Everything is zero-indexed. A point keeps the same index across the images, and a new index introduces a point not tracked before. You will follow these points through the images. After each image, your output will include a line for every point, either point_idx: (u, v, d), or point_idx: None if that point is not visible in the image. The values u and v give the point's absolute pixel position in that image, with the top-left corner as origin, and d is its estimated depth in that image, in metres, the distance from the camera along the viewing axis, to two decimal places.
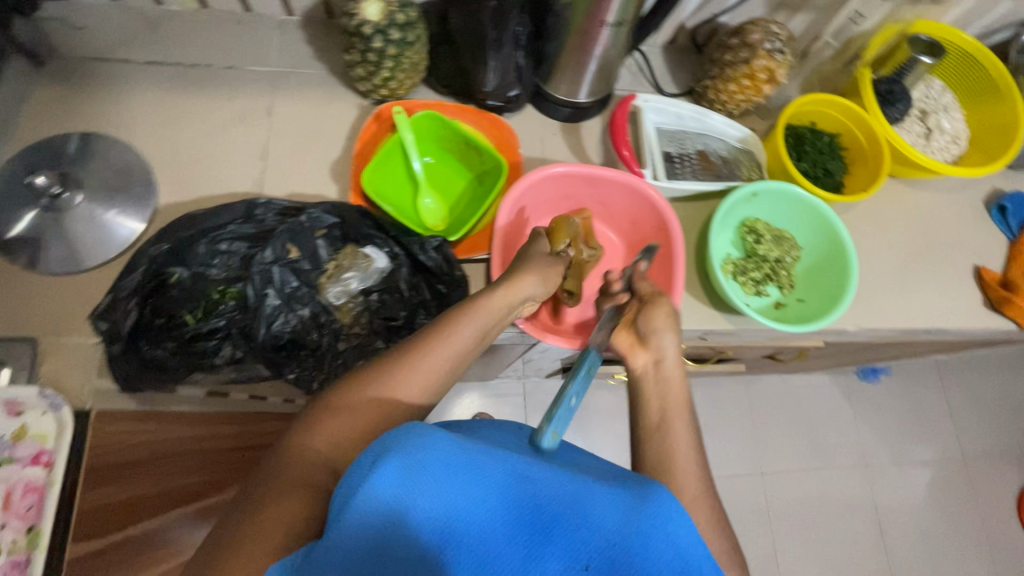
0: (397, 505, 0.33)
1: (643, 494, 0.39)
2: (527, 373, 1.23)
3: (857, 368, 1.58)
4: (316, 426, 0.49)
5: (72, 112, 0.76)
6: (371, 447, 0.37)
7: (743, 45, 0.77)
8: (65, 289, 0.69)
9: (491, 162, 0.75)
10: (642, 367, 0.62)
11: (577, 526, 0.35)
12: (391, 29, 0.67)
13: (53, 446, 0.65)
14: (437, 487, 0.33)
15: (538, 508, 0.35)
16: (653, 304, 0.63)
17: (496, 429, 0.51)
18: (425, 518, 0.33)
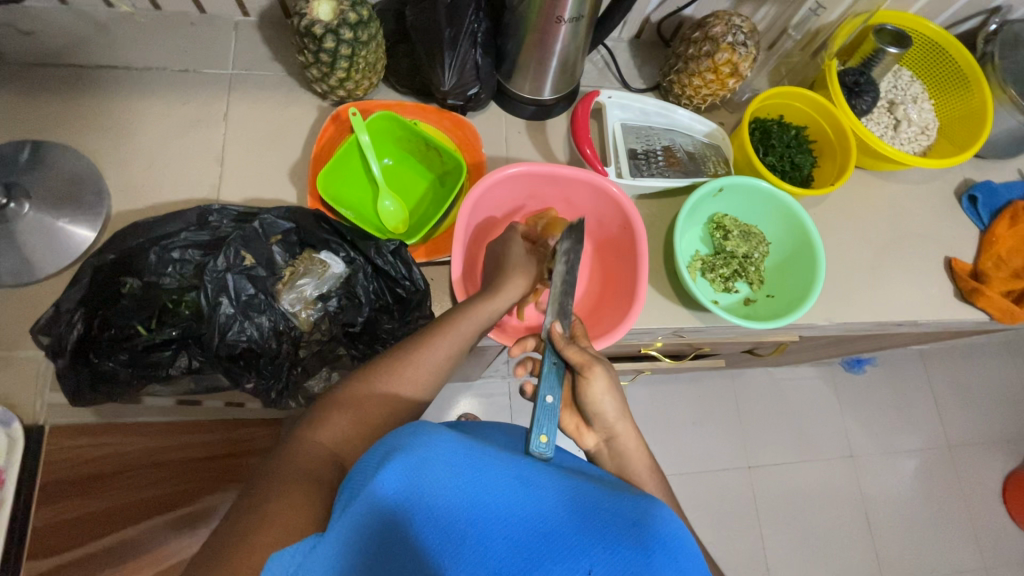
0: (404, 501, 0.34)
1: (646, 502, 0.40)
2: (507, 373, 1.22)
3: (840, 360, 1.58)
4: (319, 422, 0.48)
5: (19, 119, 0.74)
6: (378, 449, 0.39)
7: (705, 39, 0.75)
8: (14, 302, 0.67)
9: (452, 162, 0.74)
10: (596, 446, 0.60)
11: (581, 531, 0.34)
12: (344, 29, 0.65)
13: (3, 464, 0.62)
14: (444, 476, 0.35)
15: (541, 512, 0.35)
16: (586, 380, 0.55)
17: (498, 436, 0.54)
18: (431, 506, 0.34)
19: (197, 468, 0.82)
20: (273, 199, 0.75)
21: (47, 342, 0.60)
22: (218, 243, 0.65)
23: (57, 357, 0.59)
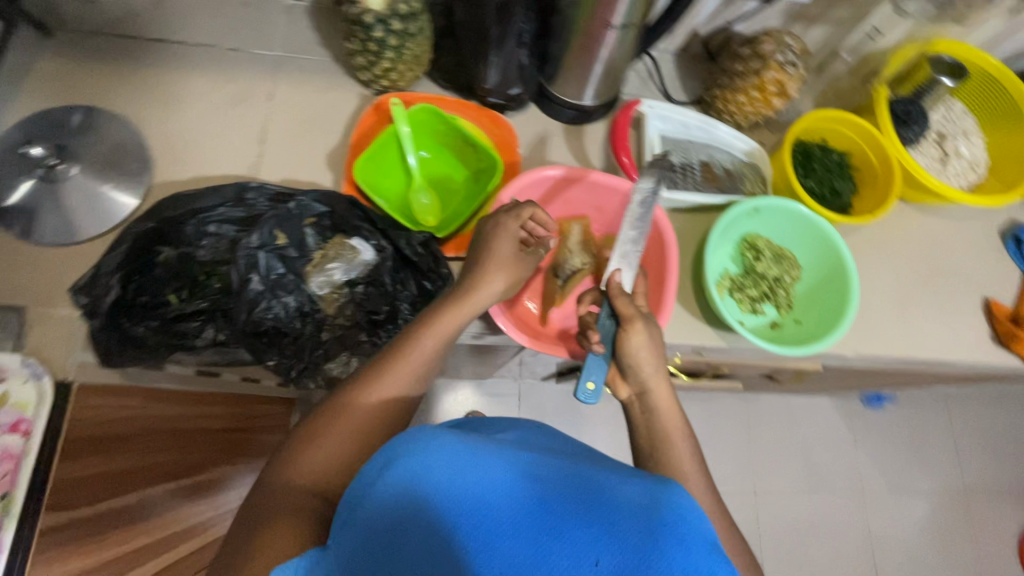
0: (406, 497, 0.35)
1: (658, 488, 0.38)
2: (520, 375, 1.22)
3: (859, 394, 1.55)
4: (314, 433, 0.50)
5: (74, 86, 0.76)
6: (385, 451, 0.40)
7: (754, 56, 0.74)
8: (55, 261, 0.70)
9: (487, 160, 0.74)
10: (629, 400, 0.60)
11: (583, 520, 0.33)
12: (393, 19, 0.66)
13: (32, 415, 0.64)
14: (438, 478, 0.35)
15: (542, 499, 0.34)
16: (627, 331, 0.58)
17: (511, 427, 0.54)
18: (429, 504, 0.34)
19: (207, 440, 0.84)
20: (309, 182, 0.76)
21: (83, 303, 0.61)
22: (254, 221, 0.67)
23: (93, 317, 0.61)
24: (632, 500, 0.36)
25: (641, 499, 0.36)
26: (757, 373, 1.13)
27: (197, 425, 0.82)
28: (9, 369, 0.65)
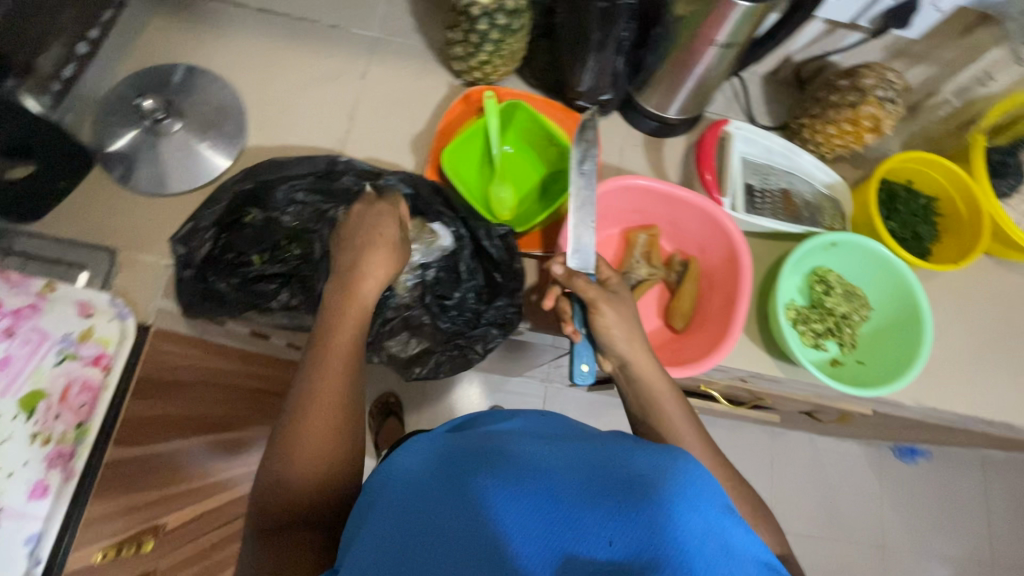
0: (405, 518, 0.38)
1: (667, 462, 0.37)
2: (553, 377, 1.22)
3: (894, 445, 1.51)
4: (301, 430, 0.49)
5: (181, 44, 0.79)
6: (388, 479, 0.44)
7: (852, 89, 0.73)
8: (149, 209, 0.74)
9: (570, 162, 0.75)
10: (613, 373, 0.60)
11: (585, 505, 0.34)
12: (499, 14, 0.67)
13: (113, 351, 0.68)
14: (431, 497, 0.38)
15: (540, 491, 0.35)
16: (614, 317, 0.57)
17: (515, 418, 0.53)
18: (428, 526, 0.36)
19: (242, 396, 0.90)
20: (391, 163, 0.78)
21: (178, 252, 0.64)
22: (342, 194, 0.69)
23: (185, 267, 0.64)
24: (635, 468, 0.37)
25: (645, 467, 0.37)
26: (798, 409, 1.11)
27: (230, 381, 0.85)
28: (97, 306, 0.69)
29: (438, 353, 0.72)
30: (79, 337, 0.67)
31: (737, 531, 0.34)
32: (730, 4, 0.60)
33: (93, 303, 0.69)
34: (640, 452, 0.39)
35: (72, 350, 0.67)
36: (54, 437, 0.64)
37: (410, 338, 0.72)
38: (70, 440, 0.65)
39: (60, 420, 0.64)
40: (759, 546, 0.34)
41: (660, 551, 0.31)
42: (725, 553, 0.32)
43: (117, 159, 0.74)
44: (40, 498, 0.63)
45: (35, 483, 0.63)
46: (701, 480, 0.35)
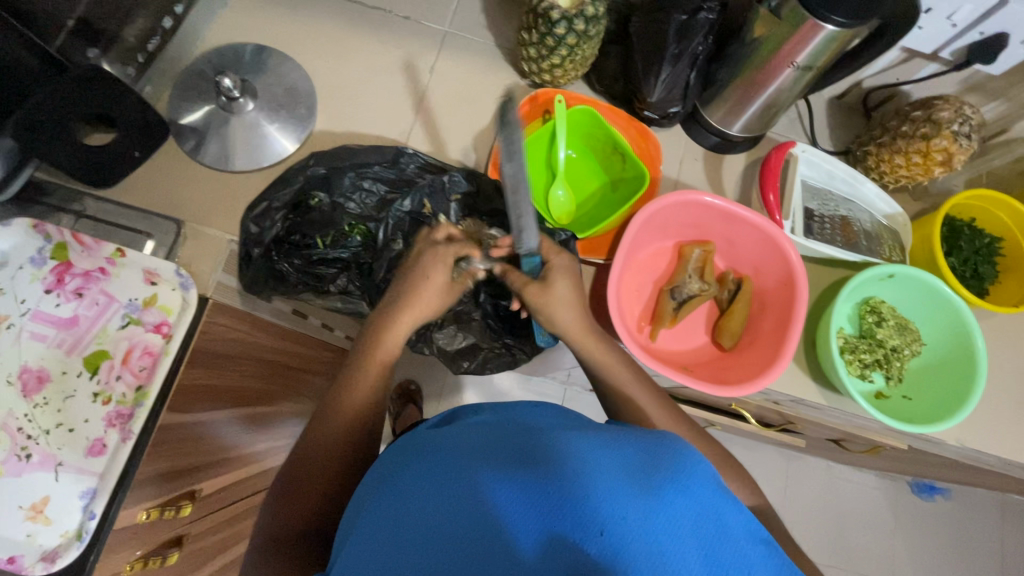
0: (408, 515, 0.41)
1: (659, 451, 0.39)
2: (574, 381, 1.21)
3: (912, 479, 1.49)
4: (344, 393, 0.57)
5: (259, 26, 0.81)
6: (388, 473, 0.47)
7: (925, 121, 0.72)
8: (217, 185, 0.77)
9: (633, 171, 0.76)
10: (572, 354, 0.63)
11: (574, 492, 0.36)
12: (578, 19, 0.67)
13: (174, 320, 0.70)
14: (430, 496, 0.41)
15: (528, 483, 0.37)
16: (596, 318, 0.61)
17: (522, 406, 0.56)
18: (431, 522, 0.39)
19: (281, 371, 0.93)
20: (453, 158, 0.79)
21: (250, 230, 0.66)
22: (407, 185, 0.70)
23: (255, 245, 0.66)
24: (624, 456, 0.38)
25: (635, 455, 0.39)
26: (825, 435, 1.11)
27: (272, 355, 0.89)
28: (162, 274, 0.70)
29: (485, 349, 0.75)
30: (143, 303, 0.69)
31: (729, 509, 0.37)
32: (816, 28, 0.59)
33: (158, 272, 0.70)
34: (631, 439, 0.41)
35: (136, 315, 0.69)
36: (115, 398, 0.66)
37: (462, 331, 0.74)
38: (129, 402, 0.67)
39: (121, 381, 0.66)
40: (749, 520, 0.37)
41: (647, 539, 0.34)
42: (713, 532, 0.35)
43: (190, 131, 0.77)
44: (97, 456, 0.65)
45: (95, 440, 0.65)
46: (693, 468, 0.38)
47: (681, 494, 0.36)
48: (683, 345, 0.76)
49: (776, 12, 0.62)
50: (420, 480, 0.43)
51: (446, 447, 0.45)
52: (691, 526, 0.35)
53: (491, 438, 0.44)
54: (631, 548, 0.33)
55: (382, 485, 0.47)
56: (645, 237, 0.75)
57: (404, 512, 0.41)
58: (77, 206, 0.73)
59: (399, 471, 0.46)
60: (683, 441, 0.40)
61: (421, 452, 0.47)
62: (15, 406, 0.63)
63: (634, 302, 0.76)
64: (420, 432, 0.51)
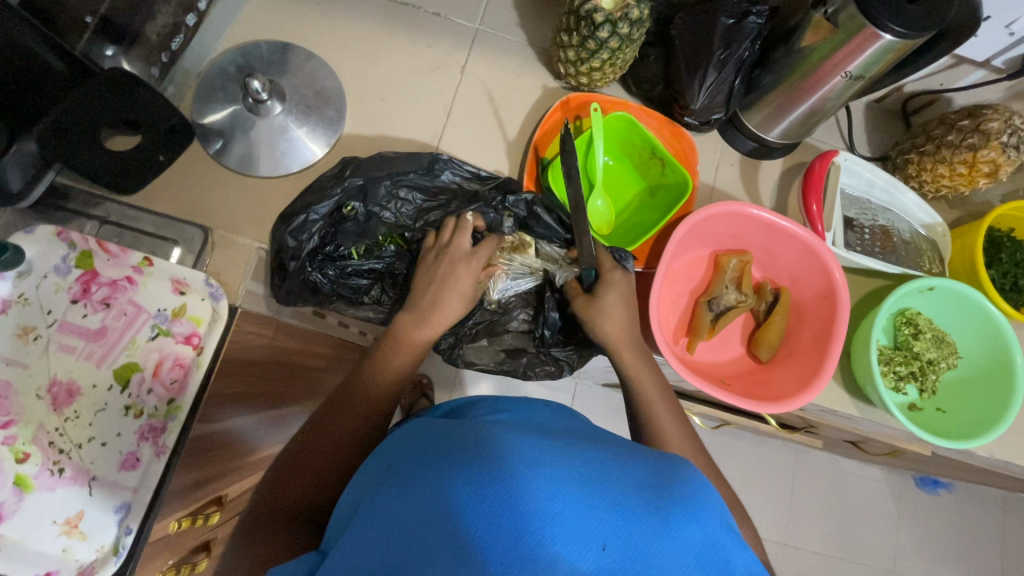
0: (387, 523, 0.39)
1: (666, 472, 0.40)
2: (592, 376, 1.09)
3: (914, 474, 1.45)
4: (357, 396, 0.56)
5: (288, 24, 0.81)
6: (369, 482, 0.45)
7: (973, 131, 0.70)
8: (246, 189, 0.75)
9: (674, 178, 0.75)
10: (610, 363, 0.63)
11: (576, 504, 0.36)
12: (623, 23, 0.65)
13: (204, 332, 0.69)
14: (409, 504, 0.39)
15: (514, 494, 0.36)
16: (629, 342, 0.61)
17: (517, 408, 0.55)
18: (409, 533, 0.37)
19: (311, 374, 0.83)
20: (487, 165, 0.79)
21: (288, 244, 0.65)
22: (447, 194, 0.70)
23: (292, 258, 0.65)
24: (633, 474, 0.39)
25: (642, 475, 0.39)
26: (843, 438, 1.12)
27: (302, 360, 0.80)
28: (190, 284, 0.69)
29: (524, 356, 0.74)
30: (173, 314, 0.68)
31: (734, 542, 0.38)
32: (873, 37, 0.56)
33: (187, 281, 0.69)
34: (638, 457, 0.42)
35: (166, 326, 0.68)
36: (147, 411, 0.65)
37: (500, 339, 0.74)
38: (160, 415, 0.66)
39: (153, 394, 0.66)
40: (752, 561, 0.39)
41: (650, 558, 0.34)
42: (713, 561, 0.36)
43: (215, 133, 0.75)
44: (131, 470, 0.64)
45: (127, 455, 0.64)
46: (703, 495, 0.39)
47: (689, 519, 0.37)
48: (718, 356, 0.75)
49: (833, 20, 0.59)
50: (417, 470, 0.42)
51: (444, 441, 0.45)
52: (693, 551, 0.36)
53: (492, 432, 0.43)
54: (631, 564, 0.34)
55: (377, 475, 0.46)
56: (685, 247, 0.74)
57: (398, 500, 0.41)
58: (100, 211, 0.71)
59: (395, 463, 0.46)
60: (688, 465, 0.41)
61: (403, 457, 0.45)
62: (46, 420, 0.60)
63: (671, 313, 0.75)
64: (417, 426, 0.50)
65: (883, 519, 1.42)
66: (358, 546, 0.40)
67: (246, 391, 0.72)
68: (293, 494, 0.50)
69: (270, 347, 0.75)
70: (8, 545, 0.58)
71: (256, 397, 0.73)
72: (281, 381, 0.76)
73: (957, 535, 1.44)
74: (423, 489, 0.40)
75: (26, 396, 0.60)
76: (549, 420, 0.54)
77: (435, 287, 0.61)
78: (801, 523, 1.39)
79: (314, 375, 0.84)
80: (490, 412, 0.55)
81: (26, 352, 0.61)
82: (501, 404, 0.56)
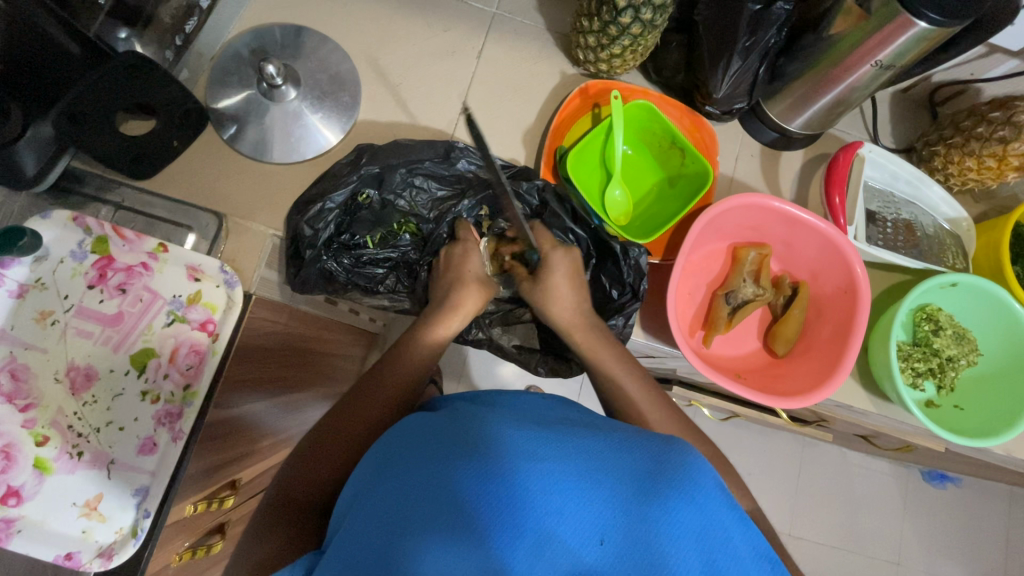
0: (385, 520, 0.39)
1: (665, 457, 0.40)
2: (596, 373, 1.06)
3: (924, 469, 1.43)
4: (369, 394, 0.56)
5: (303, 7, 0.80)
6: (367, 475, 0.45)
7: (1004, 123, 0.67)
8: (261, 174, 0.75)
9: (694, 168, 0.74)
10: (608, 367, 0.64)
11: (574, 497, 0.36)
12: (646, 8, 0.63)
13: (219, 318, 0.68)
14: (405, 499, 0.39)
15: (513, 491, 0.36)
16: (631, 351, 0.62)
17: (520, 396, 0.55)
18: (405, 530, 0.37)
19: (309, 360, 0.87)
20: (503, 153, 0.78)
21: (304, 233, 0.65)
22: (461, 183, 0.70)
23: (309, 247, 0.64)
24: (633, 462, 0.39)
25: (641, 461, 0.39)
26: (855, 433, 1.11)
27: (305, 346, 0.84)
28: (205, 270, 0.69)
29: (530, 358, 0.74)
30: (187, 301, 0.67)
31: (737, 528, 0.38)
32: (907, 24, 0.54)
33: (202, 267, 0.69)
34: (636, 442, 0.41)
35: (181, 313, 0.67)
36: (164, 397, 0.64)
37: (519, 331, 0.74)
38: (177, 401, 0.65)
39: (168, 379, 0.65)
40: (755, 537, 0.39)
41: (650, 549, 0.35)
42: (713, 544, 0.37)
43: (229, 118, 0.75)
44: (149, 455, 0.64)
45: (145, 439, 0.64)
46: (704, 481, 0.39)
47: (688, 504, 0.37)
48: (733, 350, 0.75)
49: (865, 6, 0.57)
50: (411, 462, 0.42)
51: (436, 432, 0.44)
52: (693, 536, 0.36)
53: (491, 423, 0.43)
54: (630, 557, 0.35)
55: (372, 467, 0.46)
56: (704, 238, 0.72)
57: (394, 494, 0.40)
58: (115, 196, 0.70)
59: (390, 454, 0.45)
60: (686, 448, 0.41)
61: (399, 451, 0.45)
62: (64, 404, 0.61)
63: (687, 306, 0.74)
64: (412, 416, 0.50)
65: (890, 511, 1.42)
66: (353, 541, 0.40)
67: (260, 378, 0.75)
68: (303, 483, 0.50)
69: (283, 333, 0.78)
70: (27, 526, 0.60)
71: (265, 383, 0.77)
72: (285, 366, 0.80)
73: (965, 529, 1.44)
74: (418, 483, 0.40)
75: (45, 380, 0.61)
76: (547, 409, 0.53)
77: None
78: (808, 513, 1.39)
79: (314, 360, 0.88)
80: (483, 399, 0.53)
81: (44, 337, 0.61)
82: (496, 394, 0.55)
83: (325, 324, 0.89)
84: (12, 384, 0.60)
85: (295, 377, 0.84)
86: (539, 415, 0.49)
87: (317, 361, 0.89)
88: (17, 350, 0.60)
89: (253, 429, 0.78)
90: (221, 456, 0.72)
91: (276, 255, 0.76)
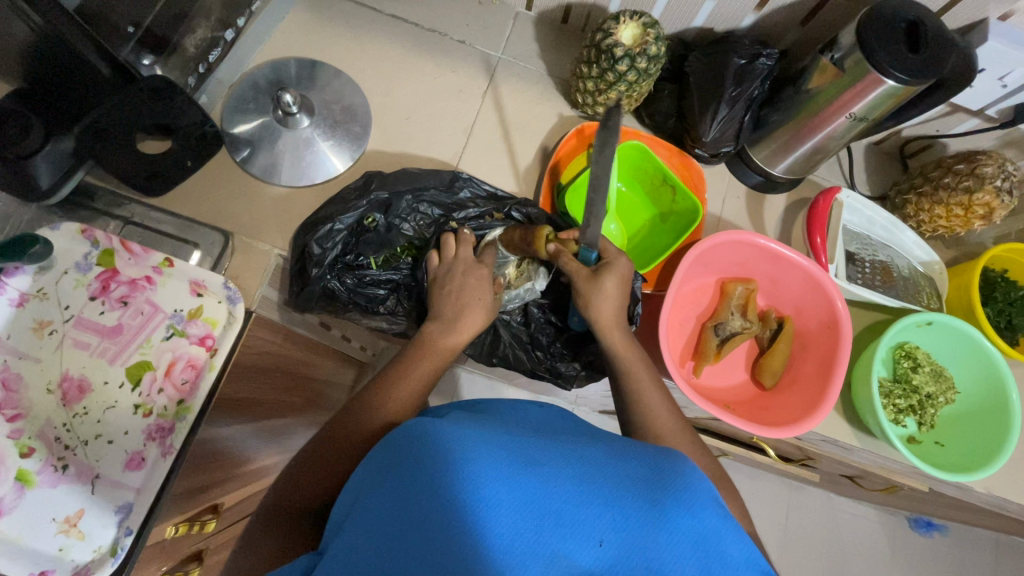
0: (387, 521, 0.39)
1: (662, 468, 0.40)
2: (583, 400, 1.07)
3: (910, 514, 1.44)
4: (378, 407, 0.55)
5: (321, 44, 0.85)
6: (363, 476, 0.45)
7: (969, 174, 0.73)
8: (268, 195, 0.78)
9: (684, 204, 0.78)
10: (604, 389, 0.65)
11: (573, 501, 0.36)
12: (641, 58, 0.69)
13: (218, 334, 0.68)
14: (404, 500, 0.39)
15: (516, 492, 0.36)
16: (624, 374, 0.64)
17: (516, 407, 0.55)
18: (410, 532, 0.37)
19: (299, 382, 0.88)
20: (503, 185, 0.82)
21: (312, 251, 0.68)
22: (462, 209, 0.74)
23: (316, 266, 0.67)
24: (630, 473, 0.40)
25: (638, 471, 0.40)
26: (840, 473, 1.13)
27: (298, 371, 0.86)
28: (209, 286, 0.68)
29: (534, 357, 0.75)
30: (188, 315, 0.67)
31: (734, 538, 0.39)
32: (877, 81, 0.60)
33: (205, 283, 0.69)
34: (634, 453, 0.42)
35: (181, 327, 0.66)
36: (156, 411, 0.64)
37: (517, 331, 0.74)
38: (170, 415, 0.64)
39: (162, 393, 0.64)
40: (751, 547, 0.39)
41: (647, 554, 0.35)
42: (709, 552, 0.37)
43: (243, 142, 0.78)
44: (135, 470, 0.62)
45: (133, 454, 0.62)
46: (700, 492, 0.39)
47: (686, 513, 0.37)
48: (721, 382, 0.77)
49: (840, 64, 0.63)
50: (403, 461, 0.41)
51: (427, 427, 0.43)
52: (691, 544, 0.36)
53: (488, 428, 0.43)
54: (629, 560, 0.35)
55: (366, 470, 0.45)
56: (694, 272, 0.76)
57: (387, 491, 0.40)
58: (124, 212, 0.72)
59: (381, 455, 0.44)
60: (683, 460, 0.42)
61: (391, 451, 0.44)
62: (53, 415, 0.60)
63: (678, 336, 0.77)
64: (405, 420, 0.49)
65: (878, 558, 1.41)
66: (350, 543, 0.40)
67: (253, 398, 0.76)
68: (308, 489, 0.51)
69: (280, 355, 0.80)
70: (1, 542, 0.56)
71: (259, 405, 0.78)
72: (273, 388, 0.81)
73: None
74: (409, 481, 0.39)
75: (36, 391, 0.60)
76: (541, 418, 0.53)
77: (452, 297, 0.63)
78: (795, 561, 1.37)
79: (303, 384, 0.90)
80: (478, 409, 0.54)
81: (39, 346, 0.61)
82: (488, 405, 0.55)
83: (318, 345, 0.91)
84: (2, 394, 0.59)
85: (286, 399, 0.86)
86: (534, 426, 0.49)
87: (307, 385, 0.91)
88: (10, 360, 0.60)
89: (233, 454, 0.76)
90: (206, 476, 0.71)
91: (278, 275, 0.77)
